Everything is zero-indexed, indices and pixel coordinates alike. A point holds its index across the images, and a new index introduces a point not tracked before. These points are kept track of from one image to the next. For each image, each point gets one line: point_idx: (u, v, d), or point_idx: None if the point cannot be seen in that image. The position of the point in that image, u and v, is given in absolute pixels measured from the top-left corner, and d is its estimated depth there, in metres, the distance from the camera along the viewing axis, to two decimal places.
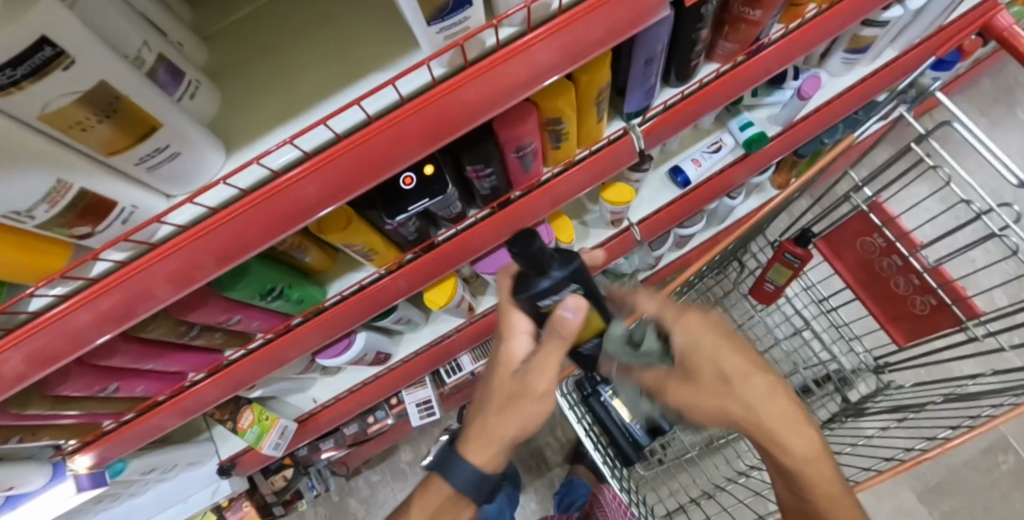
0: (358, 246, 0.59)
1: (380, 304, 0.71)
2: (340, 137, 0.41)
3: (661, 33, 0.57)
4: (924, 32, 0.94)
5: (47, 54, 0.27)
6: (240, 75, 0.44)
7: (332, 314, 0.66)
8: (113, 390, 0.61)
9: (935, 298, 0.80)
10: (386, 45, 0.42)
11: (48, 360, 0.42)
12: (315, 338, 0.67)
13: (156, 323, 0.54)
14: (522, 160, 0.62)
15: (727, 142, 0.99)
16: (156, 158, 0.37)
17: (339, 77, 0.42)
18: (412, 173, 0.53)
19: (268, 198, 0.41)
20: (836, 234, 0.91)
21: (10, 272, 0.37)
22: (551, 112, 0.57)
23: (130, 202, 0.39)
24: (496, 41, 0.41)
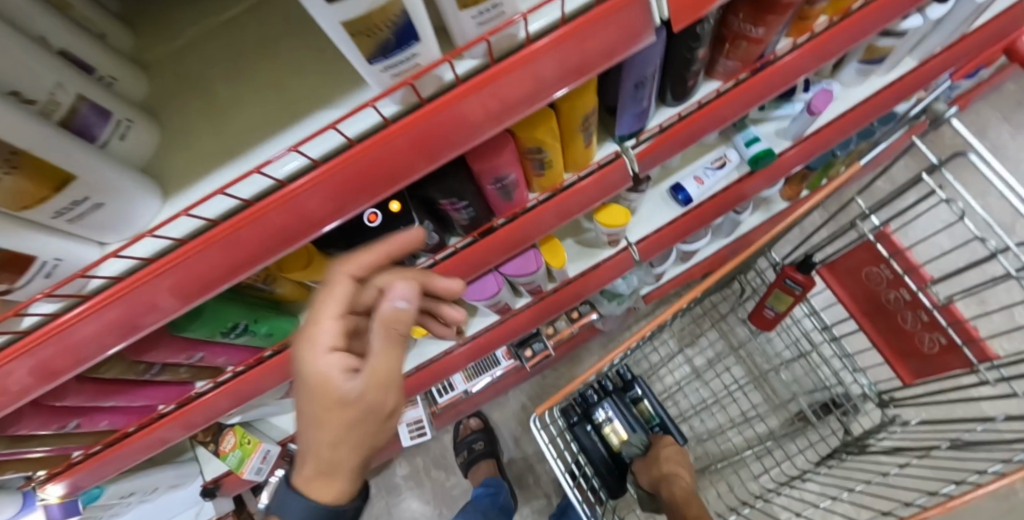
0: (325, 281, 0.56)
1: None
2: (283, 183, 0.38)
3: (650, 57, 0.52)
4: (946, 41, 0.87)
5: None
6: (183, 109, 0.41)
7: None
8: (74, 426, 0.58)
9: (944, 336, 0.74)
10: (330, 81, 0.38)
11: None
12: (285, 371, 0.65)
13: (109, 364, 0.52)
14: (502, 191, 0.58)
15: (731, 158, 0.93)
16: (75, 211, 0.34)
17: (284, 115, 0.39)
18: (377, 210, 0.49)
19: (196, 253, 0.38)
20: (839, 262, 0.85)
21: None
22: (531, 141, 0.53)
23: (52, 255, 0.35)
24: (454, 76, 0.37)
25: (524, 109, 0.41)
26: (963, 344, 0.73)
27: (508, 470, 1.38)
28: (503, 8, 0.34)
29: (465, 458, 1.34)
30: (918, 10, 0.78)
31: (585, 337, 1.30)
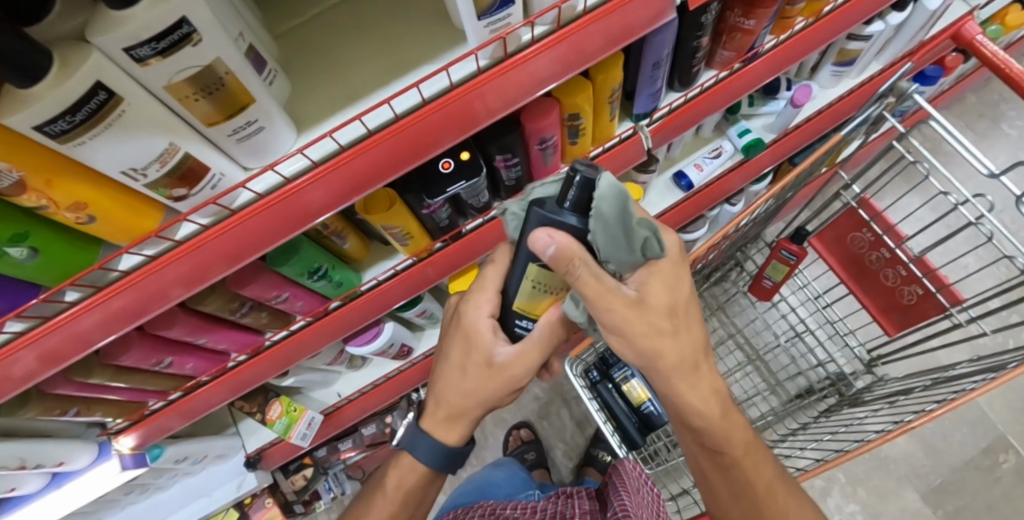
0: (396, 229, 0.65)
1: (383, 307, 0.76)
2: (398, 117, 0.47)
3: (666, 39, 0.65)
4: (904, 48, 1.03)
5: (183, 32, 0.34)
6: (309, 68, 0.50)
7: (351, 307, 0.71)
8: (167, 364, 0.65)
9: (920, 287, 0.92)
10: (436, 43, 0.49)
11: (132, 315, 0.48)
12: (329, 333, 0.74)
13: (214, 296, 0.59)
14: (544, 153, 0.69)
15: (726, 149, 1.07)
16: (245, 131, 0.43)
17: (396, 69, 0.49)
18: (449, 159, 0.59)
19: (334, 170, 0.47)
20: (828, 231, 1.03)
21: (111, 228, 0.43)
22: (571, 107, 0.64)
23: (219, 170, 0.44)
24: (531, 37, 0.48)
25: (568, 69, 0.51)
26: (937, 292, 0.89)
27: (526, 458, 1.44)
28: None
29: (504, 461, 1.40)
30: (880, 17, 0.94)
31: None
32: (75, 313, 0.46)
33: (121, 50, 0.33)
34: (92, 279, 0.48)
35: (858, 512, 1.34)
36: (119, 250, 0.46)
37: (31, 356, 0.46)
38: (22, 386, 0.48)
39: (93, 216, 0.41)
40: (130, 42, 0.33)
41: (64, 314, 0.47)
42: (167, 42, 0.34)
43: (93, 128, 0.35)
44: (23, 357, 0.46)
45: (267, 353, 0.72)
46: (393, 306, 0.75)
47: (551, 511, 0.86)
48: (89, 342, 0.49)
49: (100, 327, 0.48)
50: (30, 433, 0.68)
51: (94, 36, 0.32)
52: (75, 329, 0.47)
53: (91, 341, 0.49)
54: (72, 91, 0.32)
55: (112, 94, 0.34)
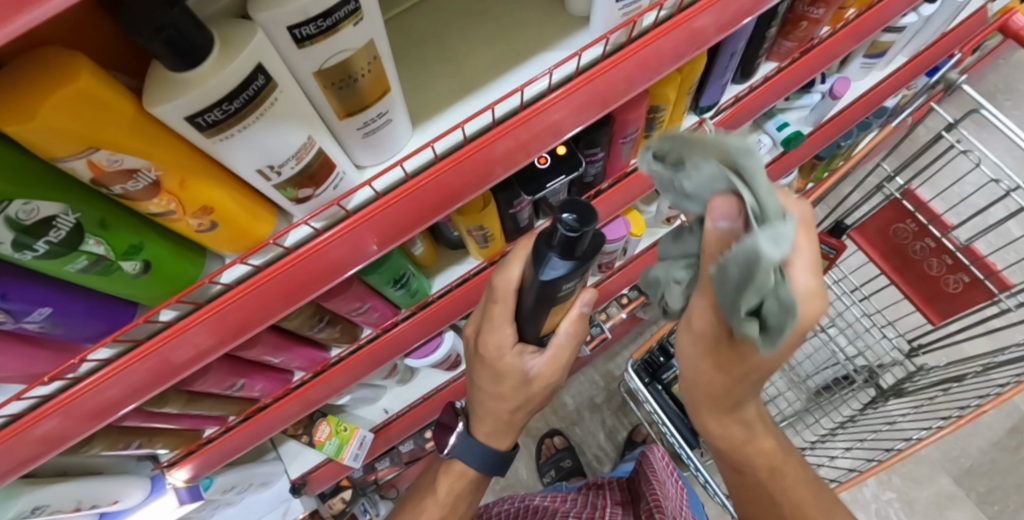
0: (482, 231, 0.62)
1: (401, 348, 0.70)
2: (524, 106, 0.45)
3: (745, 31, 0.64)
4: (929, 39, 1.05)
5: (349, 9, 0.30)
6: (418, 58, 0.47)
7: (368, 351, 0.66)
8: (239, 387, 0.60)
9: (968, 275, 0.92)
10: (552, 31, 0.47)
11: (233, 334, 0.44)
12: (352, 373, 0.69)
13: (298, 311, 0.55)
14: (625, 147, 0.67)
15: (765, 142, 1.06)
16: (374, 125, 0.40)
17: (514, 57, 0.46)
18: (546, 154, 0.57)
19: (458, 164, 0.44)
20: (868, 224, 1.04)
21: (226, 236, 0.39)
22: (657, 98, 0.62)
23: (342, 168, 0.41)
24: (653, 21, 0.47)
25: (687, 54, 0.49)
26: (985, 279, 0.89)
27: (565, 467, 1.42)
28: None
29: (552, 476, 1.38)
30: (913, 9, 0.95)
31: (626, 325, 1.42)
32: (98, 379, 0.41)
33: (285, 29, 0.29)
34: (191, 296, 0.43)
35: (893, 500, 1.37)
36: (228, 262, 0.41)
37: (61, 422, 0.41)
38: (54, 451, 0.42)
39: (215, 222, 0.37)
40: (298, 19, 0.29)
41: (87, 379, 0.41)
42: (333, 20, 0.30)
43: (244, 120, 0.31)
44: (107, 388, 0.41)
45: (294, 395, 0.68)
46: (411, 348, 0.69)
47: (583, 501, 0.98)
48: (118, 404, 0.43)
49: (189, 352, 0.43)
50: (82, 471, 0.62)
51: (258, 12, 0.28)
52: (102, 392, 0.41)
53: (120, 403, 0.43)
54: (235, 76, 0.28)
55: (269, 80, 0.30)
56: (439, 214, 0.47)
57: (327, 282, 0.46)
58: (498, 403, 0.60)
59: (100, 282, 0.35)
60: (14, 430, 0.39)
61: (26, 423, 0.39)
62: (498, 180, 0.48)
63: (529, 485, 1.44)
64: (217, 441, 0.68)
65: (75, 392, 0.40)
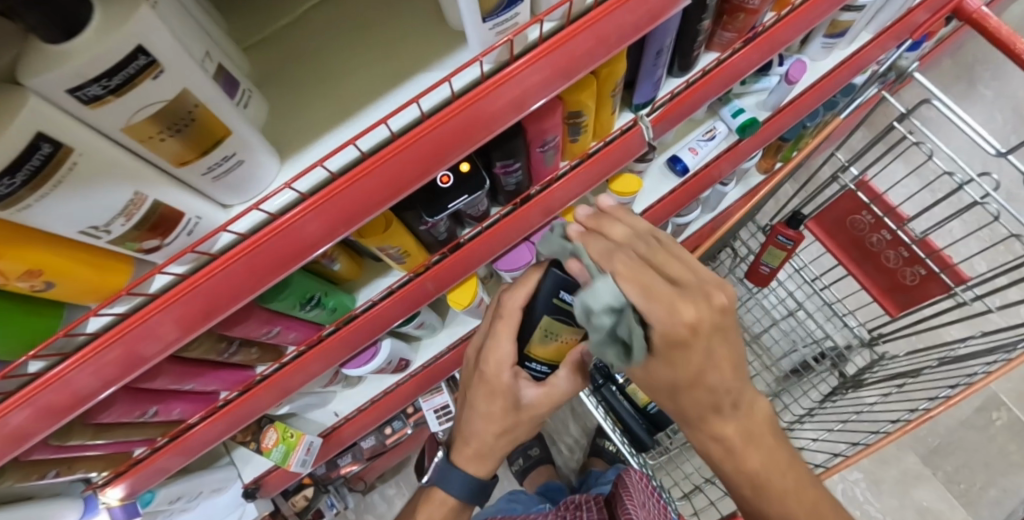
0: (393, 249, 0.60)
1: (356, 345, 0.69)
2: (395, 135, 0.42)
3: (671, 25, 0.60)
4: (895, 16, 1.00)
5: (140, 64, 0.28)
6: (288, 84, 0.44)
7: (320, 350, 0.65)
8: (151, 414, 0.59)
9: (924, 268, 0.86)
10: (433, 47, 0.43)
11: (172, 337, 0.42)
12: (304, 375, 0.68)
13: (200, 340, 0.54)
14: (545, 154, 0.64)
15: (721, 130, 1.03)
16: (222, 168, 0.38)
17: (389, 80, 0.43)
18: (449, 172, 0.54)
19: (336, 197, 0.41)
20: (825, 214, 0.96)
21: (75, 291, 0.37)
22: (574, 105, 0.59)
23: (195, 213, 0.39)
24: (539, 35, 0.43)
25: (580, 70, 0.46)
26: (941, 271, 0.83)
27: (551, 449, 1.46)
28: None
29: (520, 465, 1.39)
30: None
31: None
32: (68, 366, 0.39)
33: (65, 92, 0.27)
34: (57, 346, 0.41)
35: (860, 479, 1.39)
36: (86, 313, 0.39)
37: (26, 415, 0.39)
38: (19, 449, 0.41)
39: (51, 282, 0.35)
40: (76, 82, 0.26)
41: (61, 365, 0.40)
42: (122, 77, 0.27)
43: (40, 188, 0.28)
44: (68, 383, 0.40)
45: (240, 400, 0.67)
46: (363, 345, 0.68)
47: None
48: (86, 397, 0.41)
49: (157, 344, 0.42)
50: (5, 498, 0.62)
51: (27, 77, 0.26)
52: (72, 382, 0.40)
53: (89, 395, 0.41)
54: (9, 148, 0.26)
55: (59, 146, 0.28)
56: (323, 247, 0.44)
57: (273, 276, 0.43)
58: (484, 425, 0.67)
59: None
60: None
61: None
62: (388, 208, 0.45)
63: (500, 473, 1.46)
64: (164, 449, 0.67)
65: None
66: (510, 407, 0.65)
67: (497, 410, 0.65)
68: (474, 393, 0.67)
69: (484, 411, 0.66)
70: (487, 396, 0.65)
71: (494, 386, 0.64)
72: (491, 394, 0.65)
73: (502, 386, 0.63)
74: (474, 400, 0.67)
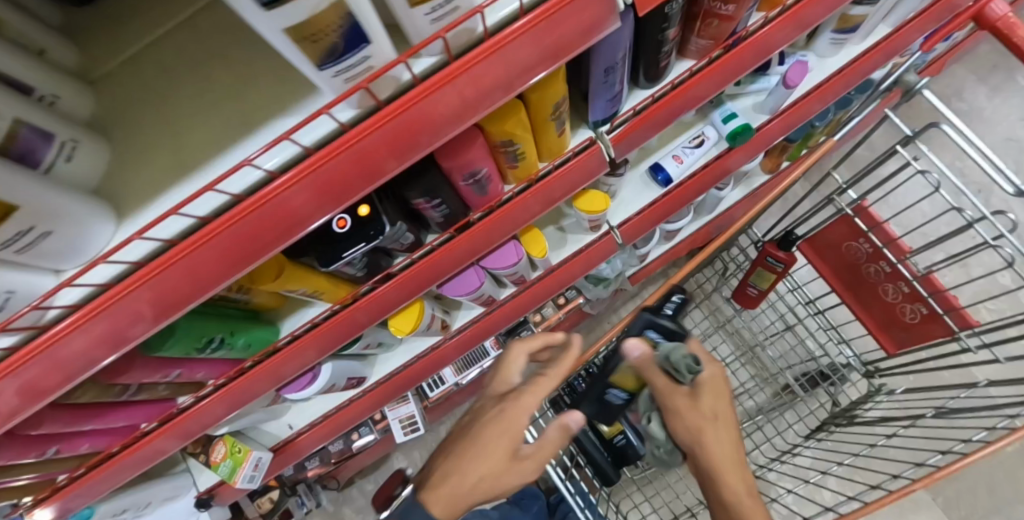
0: (301, 290, 0.55)
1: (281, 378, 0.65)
2: (241, 198, 0.37)
3: (620, 40, 0.51)
4: (918, 6, 0.87)
5: None
6: (134, 126, 0.39)
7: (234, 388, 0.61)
8: (53, 452, 0.57)
9: (926, 307, 0.76)
10: (292, 86, 0.37)
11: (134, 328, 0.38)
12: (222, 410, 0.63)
13: (82, 387, 0.50)
14: (475, 186, 0.57)
15: (709, 136, 0.92)
16: (23, 241, 0.32)
17: (240, 126, 0.37)
18: (345, 215, 0.48)
19: (178, 264, 0.36)
20: (819, 237, 0.87)
21: None
22: (501, 135, 0.52)
23: (5, 288, 0.34)
24: (412, 75, 0.36)
25: (469, 115, 0.39)
26: (944, 314, 0.74)
27: None
28: (458, 3, 0.33)
29: None
30: None
31: (574, 320, 1.30)
32: (60, 332, 0.37)
33: None
34: None
35: None
36: None
37: (14, 386, 0.37)
38: (13, 421, 0.39)
39: None
40: None
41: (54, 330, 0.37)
42: None
43: None
44: None
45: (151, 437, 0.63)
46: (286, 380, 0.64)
47: None
48: (74, 372, 0.38)
49: (142, 324, 0.38)
50: None
51: None
52: (58, 353, 0.37)
53: (78, 370, 0.38)
54: None
55: None
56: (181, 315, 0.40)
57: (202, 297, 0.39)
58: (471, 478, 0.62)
59: None
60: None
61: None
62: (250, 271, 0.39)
63: None
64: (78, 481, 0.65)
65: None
66: (515, 453, 0.63)
67: (503, 455, 0.63)
68: (476, 439, 0.64)
69: (484, 457, 0.63)
70: (495, 438, 0.63)
71: (505, 426, 0.63)
72: (495, 436, 0.63)
73: (511, 427, 0.63)
74: (471, 448, 0.64)
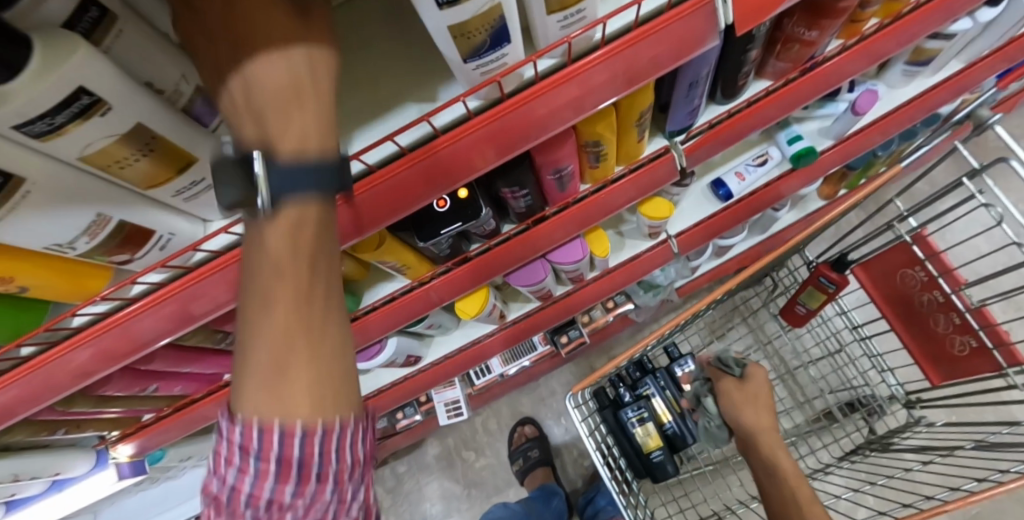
0: (391, 262, 0.60)
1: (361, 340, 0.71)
2: (371, 169, 0.42)
3: (709, 57, 0.54)
4: (997, 45, 0.87)
5: (84, 103, 0.28)
6: None
7: None
8: (153, 389, 0.63)
9: (975, 340, 0.74)
10: (422, 76, 0.42)
11: None
12: None
13: (194, 331, 0.56)
14: (559, 181, 0.61)
15: (774, 156, 0.94)
16: (191, 191, 0.39)
17: (372, 109, 0.42)
18: (446, 196, 0.53)
19: None
20: (875, 263, 0.86)
21: (53, 292, 0.38)
22: (591, 136, 0.56)
23: (168, 230, 0.39)
24: (534, 74, 0.41)
25: (578, 113, 0.43)
26: (994, 347, 0.72)
27: (558, 457, 1.44)
28: (585, 13, 0.37)
29: (519, 465, 1.38)
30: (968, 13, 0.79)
31: (615, 327, 1.33)
32: (135, 310, 0.42)
33: (12, 128, 0.27)
34: (45, 335, 0.44)
35: None
36: (67, 311, 0.41)
37: (86, 354, 0.43)
38: (74, 387, 0.44)
39: (25, 286, 0.36)
40: (19, 120, 0.26)
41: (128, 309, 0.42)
42: (72, 112, 0.28)
43: None
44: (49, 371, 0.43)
45: None
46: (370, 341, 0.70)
47: None
48: (143, 345, 0.44)
49: (207, 305, 0.43)
50: (25, 445, 0.68)
51: None
52: (131, 328, 0.42)
53: (146, 343, 0.44)
54: None
55: (9, 177, 0.28)
56: None
57: None
58: None
59: None
60: (44, 361, 0.42)
61: (64, 348, 0.42)
62: (360, 238, 0.44)
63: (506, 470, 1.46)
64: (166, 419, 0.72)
65: (36, 363, 0.43)
66: None
67: None
68: None
69: None
70: None
71: None
72: None
73: None
74: None
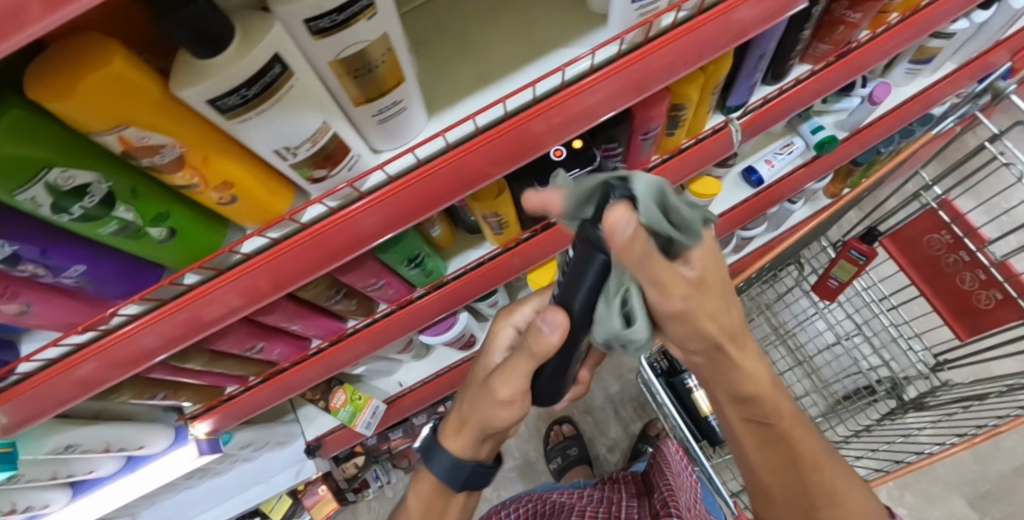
0: (497, 218, 0.63)
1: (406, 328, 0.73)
2: (537, 100, 0.46)
3: (777, 31, 0.63)
4: (982, 47, 1.00)
5: (363, 4, 0.31)
6: (435, 50, 0.48)
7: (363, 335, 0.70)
8: (257, 350, 0.64)
9: (1000, 291, 0.83)
10: (574, 26, 0.47)
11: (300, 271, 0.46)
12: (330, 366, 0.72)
13: (315, 282, 0.58)
14: (645, 143, 0.66)
15: (798, 145, 1.03)
16: (388, 113, 0.41)
17: (530, 53, 0.47)
18: (562, 146, 0.58)
19: (443, 167, 0.45)
20: (902, 232, 0.96)
21: (247, 209, 0.41)
22: (679, 97, 0.62)
23: (357, 151, 0.43)
24: (672, 22, 0.46)
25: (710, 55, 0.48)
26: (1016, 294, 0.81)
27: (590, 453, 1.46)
28: None
29: (558, 463, 1.39)
30: (965, 15, 0.91)
31: None
32: (137, 328, 0.44)
33: (302, 22, 0.31)
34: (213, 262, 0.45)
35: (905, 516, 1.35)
36: (248, 232, 0.44)
37: (93, 365, 0.45)
38: (83, 394, 0.46)
39: (235, 197, 0.39)
40: (313, 13, 0.30)
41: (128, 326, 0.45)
42: (346, 14, 0.31)
43: (261, 104, 0.33)
44: (66, 376, 0.45)
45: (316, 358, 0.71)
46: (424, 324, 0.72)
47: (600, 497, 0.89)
48: (148, 355, 0.46)
49: (219, 310, 0.46)
50: (111, 415, 0.67)
51: (276, 5, 0.30)
52: (137, 340, 0.45)
53: (151, 353, 0.46)
54: (251, 64, 0.30)
55: (285, 68, 0.32)
56: (425, 215, 0.48)
57: (409, 220, 0.48)
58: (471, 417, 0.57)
59: (131, 245, 0.38)
60: (55, 372, 0.45)
61: (67, 364, 0.45)
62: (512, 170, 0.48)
63: (537, 469, 1.46)
64: (240, 397, 0.72)
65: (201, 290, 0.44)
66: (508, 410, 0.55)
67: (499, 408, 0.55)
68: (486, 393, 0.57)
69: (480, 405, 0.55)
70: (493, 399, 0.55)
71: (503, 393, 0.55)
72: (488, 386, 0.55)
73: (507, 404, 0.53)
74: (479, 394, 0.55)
